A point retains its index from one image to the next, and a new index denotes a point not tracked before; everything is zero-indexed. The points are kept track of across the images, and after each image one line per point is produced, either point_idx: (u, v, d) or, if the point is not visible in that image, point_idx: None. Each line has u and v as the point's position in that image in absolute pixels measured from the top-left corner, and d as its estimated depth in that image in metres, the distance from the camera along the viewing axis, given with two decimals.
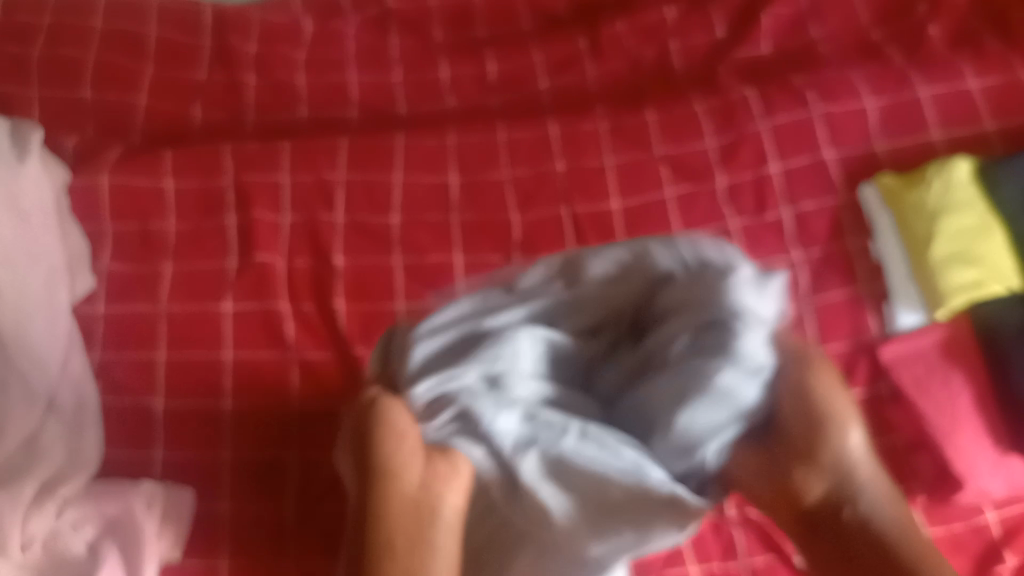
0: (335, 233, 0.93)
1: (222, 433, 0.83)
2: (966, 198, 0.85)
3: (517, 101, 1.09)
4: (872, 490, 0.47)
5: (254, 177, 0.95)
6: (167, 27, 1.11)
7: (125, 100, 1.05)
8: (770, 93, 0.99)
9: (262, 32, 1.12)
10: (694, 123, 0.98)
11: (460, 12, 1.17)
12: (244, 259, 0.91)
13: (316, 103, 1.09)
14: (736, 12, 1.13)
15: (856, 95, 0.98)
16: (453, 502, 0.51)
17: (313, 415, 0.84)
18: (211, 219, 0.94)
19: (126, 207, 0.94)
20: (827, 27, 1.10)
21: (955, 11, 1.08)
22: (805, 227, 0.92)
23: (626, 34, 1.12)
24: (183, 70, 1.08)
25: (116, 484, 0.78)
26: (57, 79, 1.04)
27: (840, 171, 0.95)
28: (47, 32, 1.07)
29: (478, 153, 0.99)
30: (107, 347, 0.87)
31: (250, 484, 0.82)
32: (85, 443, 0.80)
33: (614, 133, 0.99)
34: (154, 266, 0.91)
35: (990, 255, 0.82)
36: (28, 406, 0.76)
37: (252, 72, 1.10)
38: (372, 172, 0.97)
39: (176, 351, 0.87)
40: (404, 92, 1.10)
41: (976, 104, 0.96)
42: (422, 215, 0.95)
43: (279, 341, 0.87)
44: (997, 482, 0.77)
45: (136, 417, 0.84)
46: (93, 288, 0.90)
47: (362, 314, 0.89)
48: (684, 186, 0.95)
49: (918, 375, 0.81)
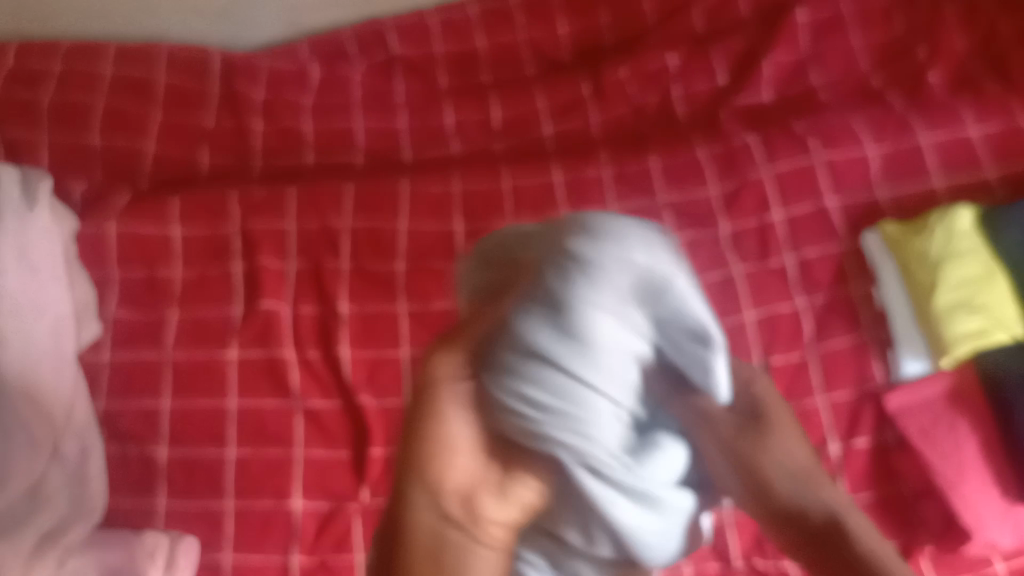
0: (340, 278, 0.93)
1: (226, 481, 0.83)
2: (969, 246, 0.85)
3: (521, 146, 1.11)
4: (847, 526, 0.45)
5: (260, 224, 0.96)
6: (175, 73, 1.12)
7: (133, 147, 1.06)
8: (772, 140, 1.00)
9: (270, 77, 1.13)
10: (697, 169, 0.99)
11: (464, 58, 1.19)
12: (250, 305, 0.92)
13: (322, 148, 1.10)
14: (737, 59, 1.14)
15: (858, 141, 0.98)
16: (463, 458, 0.45)
17: (318, 463, 0.84)
18: (217, 266, 0.94)
19: (134, 254, 0.95)
20: (828, 73, 1.12)
21: (953, 56, 1.10)
22: (809, 274, 0.92)
23: (629, 79, 1.13)
24: (191, 116, 1.10)
25: (121, 533, 0.79)
26: (66, 126, 1.05)
27: (842, 219, 0.96)
28: (57, 79, 1.09)
29: (483, 199, 1.00)
30: (112, 395, 0.88)
31: (256, 532, 0.81)
32: (89, 491, 0.80)
33: (618, 180, 1.00)
34: (160, 313, 0.92)
35: (995, 302, 0.82)
36: (31, 457, 0.76)
37: (259, 117, 1.11)
38: (377, 219, 0.97)
39: (181, 399, 0.87)
40: (410, 137, 1.12)
41: (977, 150, 0.97)
42: (427, 261, 0.95)
43: (284, 388, 0.87)
44: (1005, 531, 0.77)
45: (142, 465, 0.84)
46: (100, 335, 0.90)
47: (367, 360, 0.89)
48: (687, 233, 0.96)
49: (925, 424, 0.81)
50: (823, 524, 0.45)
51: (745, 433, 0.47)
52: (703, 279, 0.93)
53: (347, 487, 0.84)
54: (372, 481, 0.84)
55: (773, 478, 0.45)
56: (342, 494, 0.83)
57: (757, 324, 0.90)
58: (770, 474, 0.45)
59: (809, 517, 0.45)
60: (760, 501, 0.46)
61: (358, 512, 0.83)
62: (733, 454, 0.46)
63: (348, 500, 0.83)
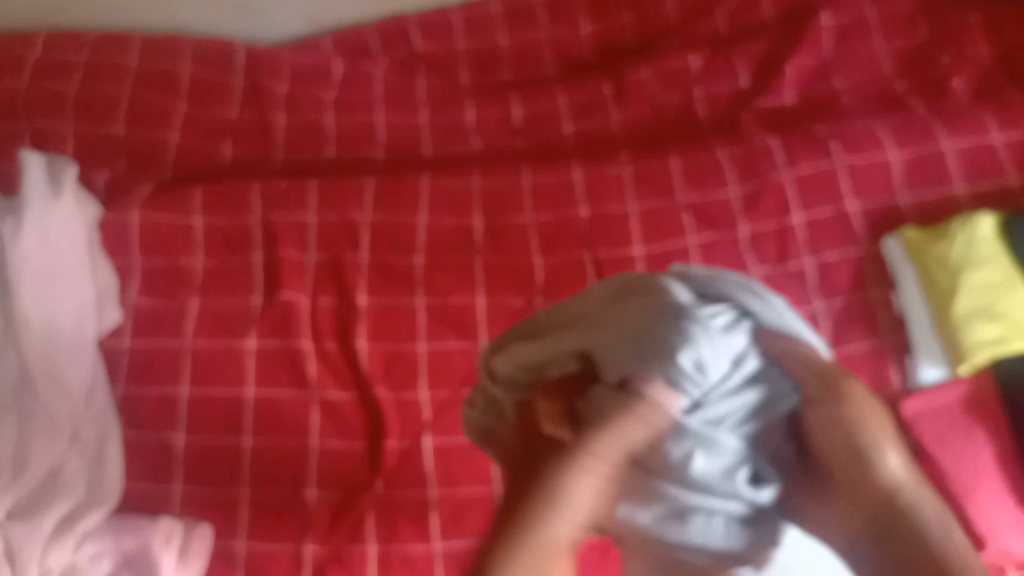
0: (359, 272, 0.94)
1: (242, 470, 0.84)
2: (991, 254, 0.85)
3: (541, 144, 1.11)
4: (914, 497, 0.49)
5: (281, 216, 0.97)
6: (199, 65, 1.13)
7: (157, 137, 1.07)
8: (793, 143, 0.99)
9: (293, 72, 1.15)
10: (717, 171, 0.99)
11: (487, 56, 1.20)
12: (269, 296, 0.92)
13: (343, 143, 1.11)
14: (759, 62, 1.14)
15: (880, 147, 0.98)
16: (568, 519, 0.50)
17: (332, 455, 0.85)
18: (237, 256, 0.95)
19: (155, 243, 0.95)
20: (850, 78, 1.11)
21: (978, 64, 1.09)
22: (827, 277, 0.92)
23: (650, 79, 1.13)
24: (214, 108, 1.11)
25: (135, 519, 0.79)
26: (91, 116, 1.06)
27: (863, 223, 0.95)
28: (83, 69, 1.10)
29: (502, 196, 1.00)
30: (130, 381, 0.89)
31: (269, 522, 0.81)
32: (105, 476, 0.81)
33: (638, 179, 1.00)
34: (180, 302, 0.93)
35: (1016, 310, 0.81)
36: (50, 440, 0.78)
37: (282, 111, 1.12)
38: (396, 213, 0.98)
39: (198, 387, 0.87)
40: (430, 133, 1.12)
41: (1000, 158, 0.97)
42: (445, 257, 0.96)
43: (301, 379, 0.88)
44: (1019, 541, 0.77)
45: (158, 452, 0.85)
46: (120, 321, 0.91)
47: (385, 354, 0.89)
48: (706, 234, 0.96)
49: (940, 430, 0.80)
50: (899, 485, 0.50)
51: (859, 387, 0.53)
52: None
53: (362, 477, 0.84)
54: (387, 473, 0.84)
55: (857, 432, 0.51)
56: (357, 484, 0.84)
57: None
58: (864, 430, 0.51)
59: (893, 475, 0.50)
60: (847, 454, 0.51)
61: (372, 504, 0.82)
62: (828, 415, 0.52)
63: (362, 492, 0.83)
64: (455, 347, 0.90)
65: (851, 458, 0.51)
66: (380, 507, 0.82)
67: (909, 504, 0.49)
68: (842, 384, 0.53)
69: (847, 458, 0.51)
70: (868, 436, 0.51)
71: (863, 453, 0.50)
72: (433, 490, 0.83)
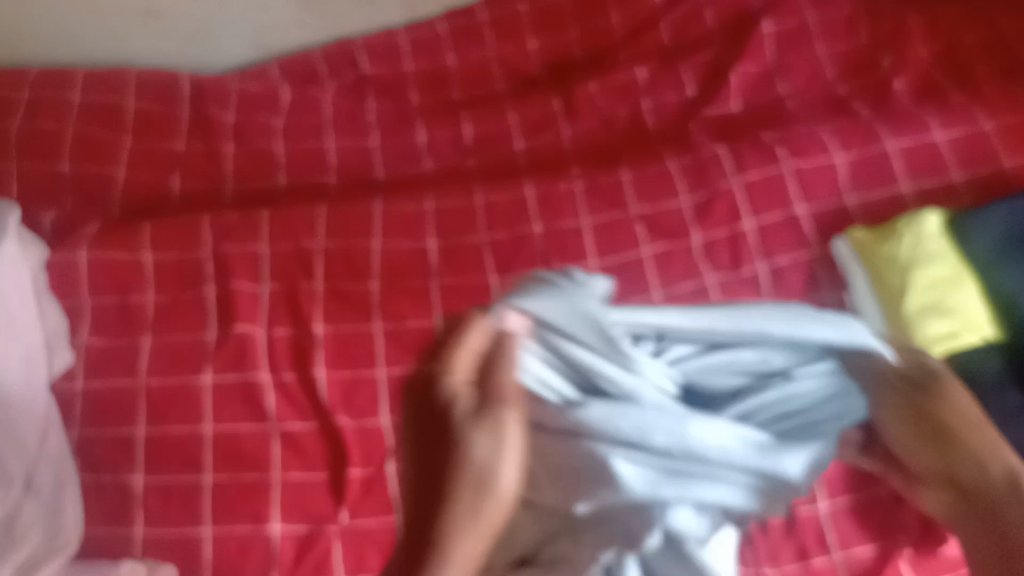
0: (314, 300, 0.93)
1: (203, 509, 0.82)
2: (938, 251, 0.86)
3: (494, 162, 1.11)
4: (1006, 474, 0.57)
5: (233, 247, 0.96)
6: (144, 98, 1.12)
7: (103, 172, 1.05)
8: (740, 150, 1.01)
9: (241, 101, 1.14)
10: (668, 181, 1.00)
11: (435, 76, 1.20)
12: (224, 330, 0.91)
13: (295, 170, 1.10)
14: (704, 71, 1.16)
15: (826, 150, 1.00)
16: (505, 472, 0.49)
17: (296, 486, 0.84)
18: (190, 290, 0.94)
19: (105, 281, 0.94)
20: (794, 83, 1.13)
21: (917, 64, 1.11)
22: (781, 281, 0.93)
23: (598, 94, 1.14)
24: (161, 141, 1.09)
25: (95, 565, 0.77)
26: (34, 154, 1.04)
27: (812, 226, 0.96)
28: (25, 107, 1.08)
29: (456, 217, 1.00)
30: (85, 424, 0.87)
31: (234, 561, 0.80)
32: (64, 522, 0.79)
33: (591, 193, 1.00)
34: (133, 340, 0.91)
35: (966, 308, 0.83)
36: (2, 487, 0.76)
37: (231, 141, 1.11)
38: (351, 239, 0.97)
39: (155, 426, 0.86)
40: (382, 156, 1.12)
41: (942, 156, 0.99)
42: (401, 280, 0.95)
43: (260, 412, 0.87)
44: None
45: (116, 494, 0.83)
46: (71, 363, 0.90)
47: (344, 382, 0.88)
48: (660, 244, 0.96)
49: None
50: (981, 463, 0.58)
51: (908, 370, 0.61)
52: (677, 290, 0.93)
53: (325, 509, 0.83)
54: (351, 502, 0.83)
55: (943, 423, 0.58)
56: (322, 518, 0.82)
57: None
58: (949, 415, 0.59)
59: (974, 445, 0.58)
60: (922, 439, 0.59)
61: (337, 534, 0.81)
62: (913, 406, 0.59)
63: (326, 523, 0.82)
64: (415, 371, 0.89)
65: (933, 445, 0.59)
66: (347, 539, 0.81)
67: (963, 454, 0.58)
68: (935, 381, 0.59)
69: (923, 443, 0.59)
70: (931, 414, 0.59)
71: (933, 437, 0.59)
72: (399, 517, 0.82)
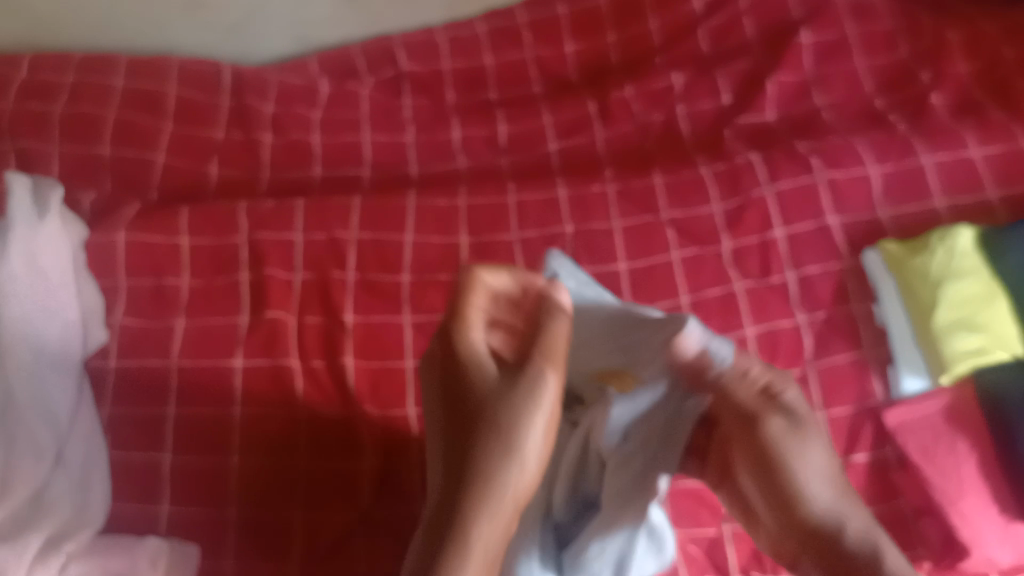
0: (345, 290, 0.94)
1: (228, 489, 0.84)
2: (970, 267, 0.86)
3: (527, 162, 1.12)
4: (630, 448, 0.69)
5: (267, 235, 0.97)
6: (186, 86, 1.13)
7: (143, 157, 1.07)
8: (774, 159, 1.01)
9: (280, 92, 1.15)
10: (700, 187, 1.00)
11: (472, 75, 1.21)
12: (256, 316, 0.92)
13: (330, 162, 1.11)
14: (741, 80, 1.16)
15: (860, 163, 1.00)
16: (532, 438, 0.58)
17: (321, 473, 0.85)
18: (224, 276, 0.95)
19: (142, 262, 0.95)
20: (831, 95, 1.13)
21: (956, 80, 1.11)
22: (810, 291, 0.93)
23: (634, 98, 1.15)
24: (200, 129, 1.11)
25: (121, 540, 0.79)
26: (77, 136, 1.06)
27: (844, 237, 0.96)
28: (69, 90, 1.10)
29: (487, 214, 1.00)
30: (117, 402, 0.88)
31: (254, 543, 0.81)
32: (92, 498, 0.81)
33: (622, 197, 1.01)
34: (166, 322, 0.92)
35: (996, 323, 0.83)
36: (35, 461, 0.77)
37: (268, 131, 1.12)
38: (383, 231, 0.98)
39: (186, 408, 0.87)
40: (416, 152, 1.13)
41: (978, 172, 0.98)
42: (432, 275, 0.97)
43: (288, 397, 0.88)
44: (1004, 550, 0.77)
45: (144, 472, 0.85)
46: (104, 341, 0.91)
47: (372, 372, 0.90)
48: (690, 249, 0.97)
49: (924, 441, 0.81)
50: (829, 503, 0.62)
51: (780, 426, 0.64)
52: (704, 295, 0.93)
53: (349, 496, 0.84)
54: (370, 488, 0.84)
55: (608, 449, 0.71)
56: (344, 504, 0.83)
57: (758, 340, 0.90)
58: (791, 479, 0.62)
59: (815, 512, 0.62)
60: (779, 506, 0.63)
61: (357, 520, 0.83)
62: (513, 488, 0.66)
63: (348, 508, 0.83)
64: None
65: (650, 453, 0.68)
66: (365, 525, 0.83)
67: (838, 534, 0.61)
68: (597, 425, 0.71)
69: (809, 538, 0.62)
70: (788, 483, 0.62)
71: (828, 539, 0.61)
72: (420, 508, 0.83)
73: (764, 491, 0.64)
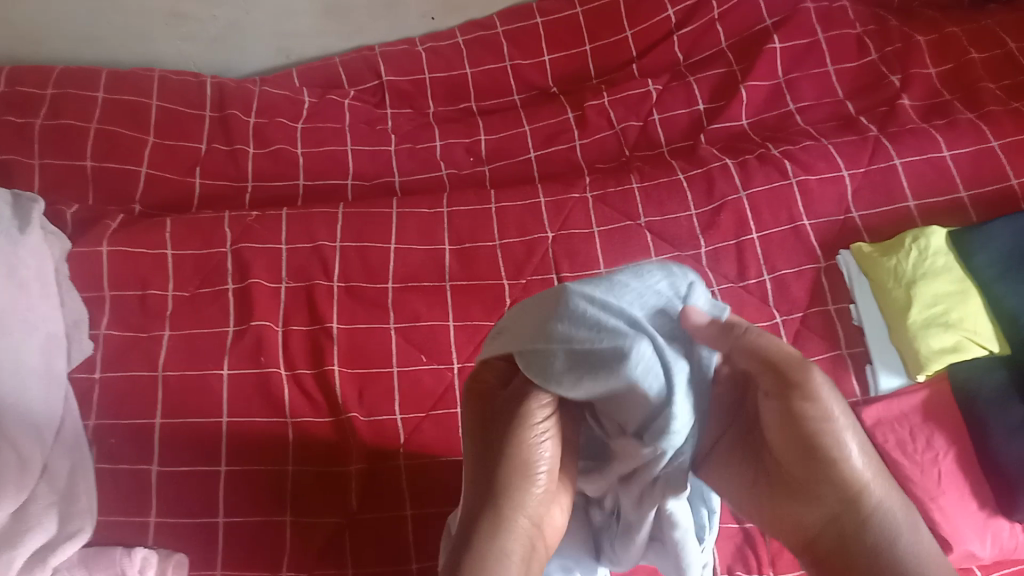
0: (331, 297, 0.95)
1: (218, 499, 0.83)
2: (942, 266, 0.90)
3: (507, 168, 1.13)
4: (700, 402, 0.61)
5: (252, 245, 0.98)
6: (168, 98, 1.14)
7: (125, 168, 1.07)
8: (749, 164, 1.03)
9: (262, 104, 1.16)
10: (678, 192, 1.02)
11: (452, 86, 1.22)
12: (242, 325, 0.93)
13: (313, 171, 1.12)
14: (716, 86, 1.18)
15: (833, 165, 1.02)
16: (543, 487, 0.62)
17: (308, 479, 0.85)
18: (209, 287, 0.96)
19: (126, 274, 0.95)
20: (804, 99, 1.15)
21: (926, 81, 1.13)
22: (787, 292, 0.95)
23: (611, 105, 1.17)
24: (184, 140, 1.11)
25: (109, 552, 0.79)
26: (57, 148, 1.05)
27: (818, 239, 0.98)
28: (49, 102, 1.09)
29: (469, 221, 1.02)
30: (102, 416, 0.87)
31: (242, 553, 0.81)
32: (79, 508, 0.80)
33: (601, 202, 1.02)
34: (152, 333, 0.92)
35: (967, 320, 0.86)
36: (20, 475, 0.77)
37: (251, 142, 1.13)
38: (367, 240, 0.99)
39: (173, 419, 0.87)
40: (399, 160, 1.14)
41: (949, 172, 1.01)
42: (416, 282, 0.98)
43: (276, 405, 0.88)
44: (982, 544, 0.78)
45: (132, 483, 0.84)
46: (90, 353, 0.90)
47: (358, 377, 0.90)
48: (668, 252, 0.98)
49: (902, 437, 0.82)
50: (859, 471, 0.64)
51: (823, 379, 0.61)
52: None
53: (337, 500, 0.84)
54: (358, 493, 0.85)
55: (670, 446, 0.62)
56: (331, 509, 0.84)
57: None
58: (830, 437, 0.63)
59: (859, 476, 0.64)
60: (813, 466, 0.64)
61: (346, 524, 0.84)
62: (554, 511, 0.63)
63: (337, 513, 0.84)
64: (426, 368, 0.91)
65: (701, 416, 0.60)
66: (353, 528, 0.83)
67: (867, 508, 0.65)
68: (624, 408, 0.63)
69: (848, 506, 0.65)
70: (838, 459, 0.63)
71: (854, 507, 0.65)
72: (406, 511, 0.84)
73: (743, 451, 0.68)
